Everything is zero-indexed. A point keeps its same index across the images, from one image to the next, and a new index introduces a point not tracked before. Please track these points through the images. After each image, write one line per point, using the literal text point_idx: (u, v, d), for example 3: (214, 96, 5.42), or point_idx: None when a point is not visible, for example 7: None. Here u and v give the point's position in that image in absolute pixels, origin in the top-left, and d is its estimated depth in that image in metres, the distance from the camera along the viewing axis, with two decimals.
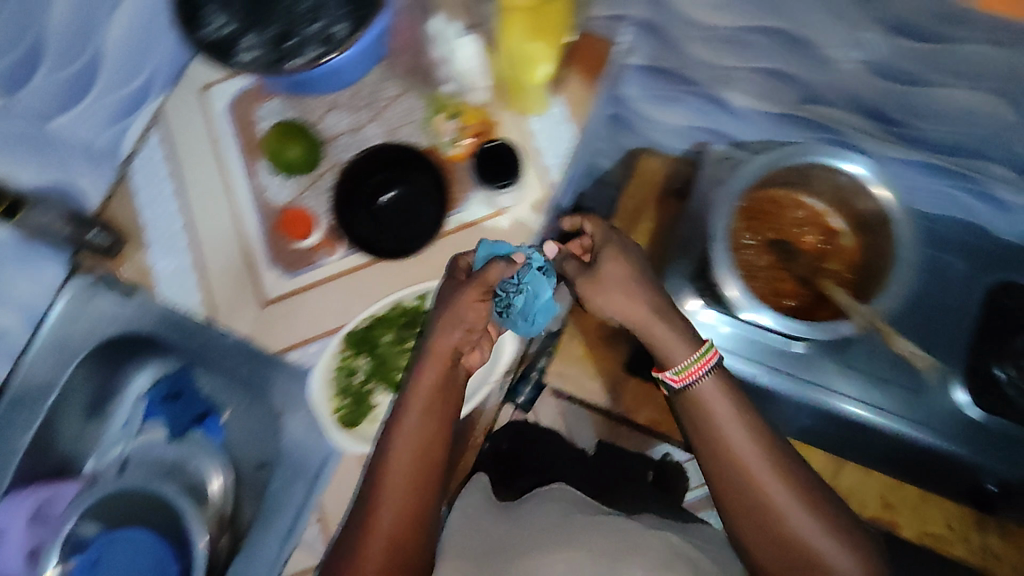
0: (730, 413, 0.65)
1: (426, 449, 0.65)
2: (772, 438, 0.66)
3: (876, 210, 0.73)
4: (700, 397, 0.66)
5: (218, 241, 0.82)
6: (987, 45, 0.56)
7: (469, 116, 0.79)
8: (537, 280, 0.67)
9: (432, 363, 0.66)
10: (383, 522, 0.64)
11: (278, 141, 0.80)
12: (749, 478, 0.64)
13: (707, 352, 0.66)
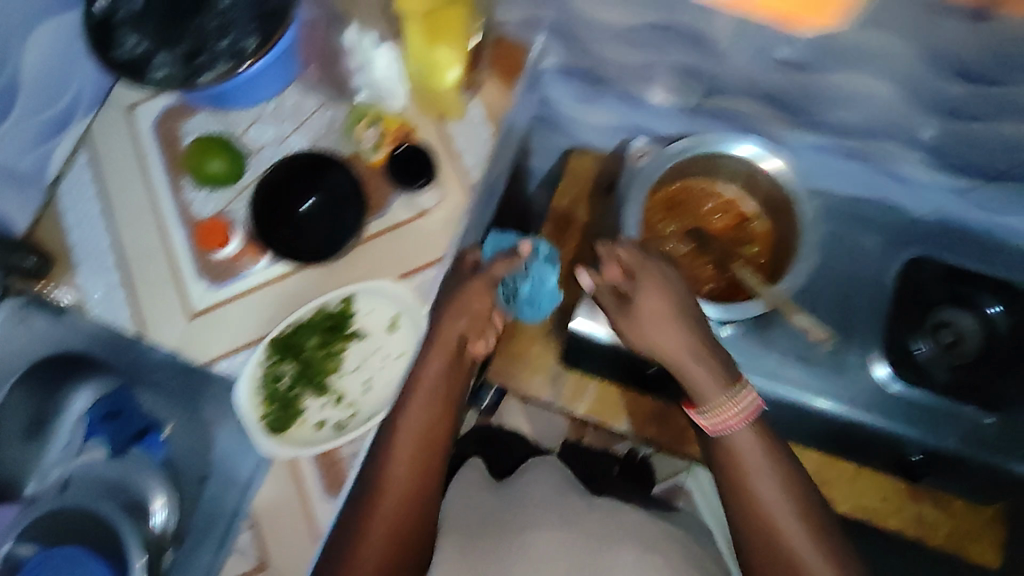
0: (762, 463, 0.66)
1: (429, 432, 0.69)
2: (797, 480, 0.67)
3: (782, 190, 0.78)
4: (734, 441, 0.67)
5: (144, 257, 0.83)
6: (852, 26, 0.60)
7: (389, 123, 0.80)
8: (539, 270, 0.81)
9: (439, 344, 0.70)
10: (387, 503, 0.67)
11: (200, 155, 0.81)
12: (755, 496, 0.66)
13: (743, 408, 0.67)
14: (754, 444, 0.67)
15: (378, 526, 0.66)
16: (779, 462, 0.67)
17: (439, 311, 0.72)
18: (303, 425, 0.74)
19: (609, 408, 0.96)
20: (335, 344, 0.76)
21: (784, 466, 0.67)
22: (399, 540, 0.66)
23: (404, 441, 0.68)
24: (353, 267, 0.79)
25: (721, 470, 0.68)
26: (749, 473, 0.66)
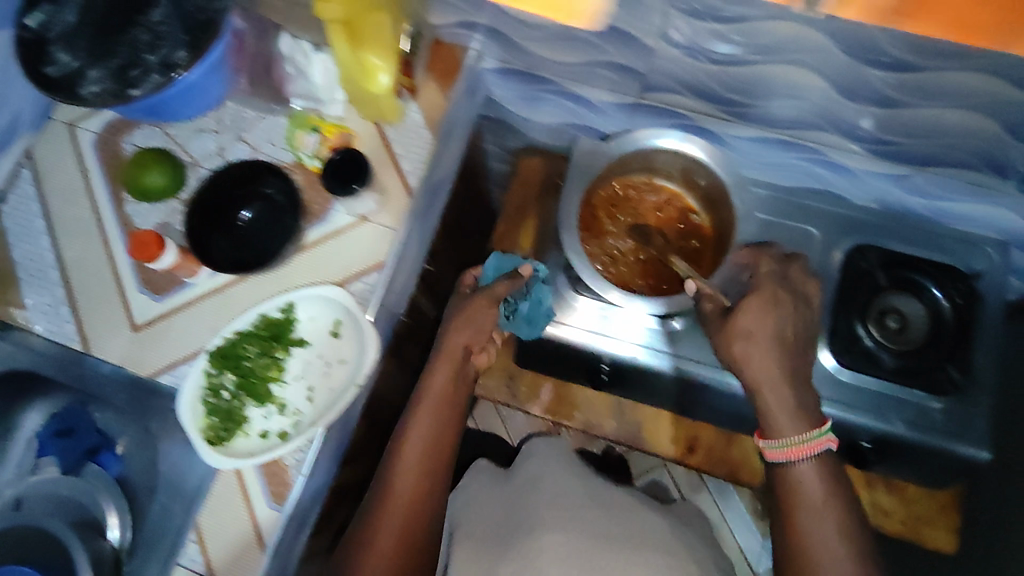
0: (819, 503, 0.68)
1: (435, 438, 0.77)
2: (845, 508, 0.68)
3: (718, 184, 0.79)
4: (797, 474, 0.69)
5: (86, 272, 0.81)
6: (774, 18, 0.59)
7: (328, 129, 0.80)
8: (540, 289, 0.85)
9: (444, 360, 0.81)
10: (398, 501, 0.73)
11: (136, 168, 0.79)
12: (798, 524, 0.68)
13: (816, 438, 0.69)
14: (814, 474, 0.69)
15: (390, 522, 0.72)
16: (834, 488, 0.69)
17: (445, 323, 0.83)
18: (247, 435, 0.74)
19: (564, 406, 0.96)
20: (277, 353, 0.76)
21: (836, 492, 0.69)
22: (409, 536, 0.72)
23: (414, 445, 0.76)
24: (295, 274, 0.78)
25: (776, 496, 0.71)
26: (806, 506, 0.68)
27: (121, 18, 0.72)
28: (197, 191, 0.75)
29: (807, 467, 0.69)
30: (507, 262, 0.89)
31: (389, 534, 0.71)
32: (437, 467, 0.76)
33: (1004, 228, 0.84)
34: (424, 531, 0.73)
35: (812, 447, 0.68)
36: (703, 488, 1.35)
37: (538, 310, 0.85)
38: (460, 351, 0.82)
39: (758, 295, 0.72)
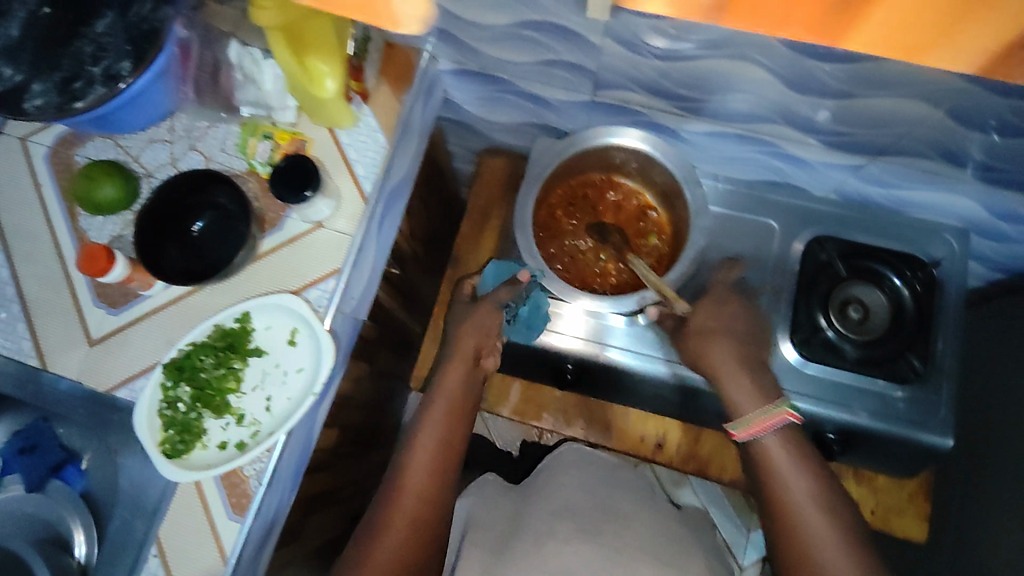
0: (791, 470, 0.70)
1: (448, 441, 0.76)
2: (826, 481, 0.70)
3: (670, 178, 0.79)
4: (765, 447, 0.71)
5: (41, 287, 0.80)
6: None
7: (281, 136, 0.81)
8: (540, 293, 0.80)
9: (458, 361, 0.80)
10: (409, 505, 0.71)
11: (87, 181, 0.78)
12: (794, 513, 0.68)
13: (769, 419, 0.70)
14: (789, 457, 0.70)
15: (399, 526, 0.70)
16: (813, 470, 0.70)
17: (457, 323, 0.83)
18: (205, 447, 0.74)
19: (533, 407, 0.96)
20: (234, 363, 0.75)
21: (818, 476, 0.70)
22: (416, 542, 0.70)
23: (425, 447, 0.74)
24: (250, 283, 0.78)
25: (761, 488, 0.72)
26: (779, 476, 0.70)
27: (64, 30, 0.67)
28: (148, 201, 0.74)
29: (772, 440, 0.71)
30: (505, 268, 0.87)
31: (397, 538, 0.69)
32: (450, 473, 0.74)
33: (963, 216, 0.84)
34: (432, 538, 0.71)
35: (773, 421, 0.70)
36: (684, 482, 1.35)
37: (535, 314, 0.81)
38: (471, 353, 0.81)
39: (713, 298, 0.78)
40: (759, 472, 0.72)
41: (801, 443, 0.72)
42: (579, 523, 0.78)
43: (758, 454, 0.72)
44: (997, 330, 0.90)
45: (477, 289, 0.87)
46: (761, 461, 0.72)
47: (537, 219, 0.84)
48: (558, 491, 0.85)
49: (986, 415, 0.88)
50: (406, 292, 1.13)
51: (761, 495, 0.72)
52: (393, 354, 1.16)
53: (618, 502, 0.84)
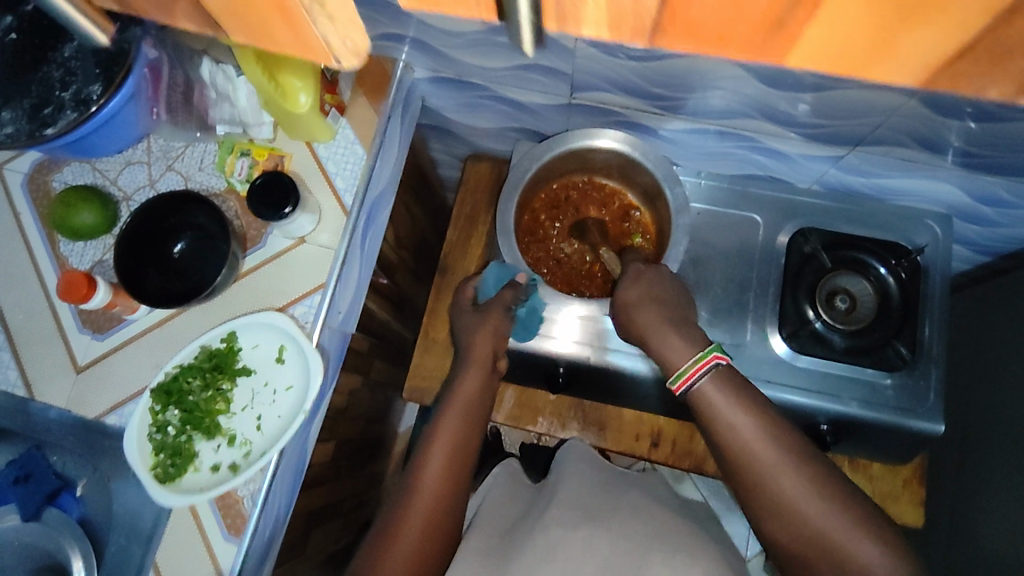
0: (734, 411, 0.65)
1: (462, 442, 0.73)
2: (777, 424, 0.64)
3: (652, 177, 0.78)
4: (704, 394, 0.66)
5: (25, 316, 0.79)
6: None
7: (258, 152, 0.80)
8: (538, 296, 0.80)
9: (474, 365, 0.78)
10: (420, 514, 0.67)
11: (65, 207, 0.76)
12: (782, 492, 0.61)
13: (706, 356, 0.67)
14: (755, 429, 0.63)
15: (404, 538, 0.66)
16: (782, 439, 0.63)
17: (468, 329, 0.82)
18: (198, 470, 0.73)
19: (528, 412, 0.96)
20: (222, 384, 0.75)
21: (789, 444, 0.63)
22: (424, 554, 0.66)
23: (438, 455, 0.71)
24: (234, 303, 0.77)
25: (737, 470, 0.64)
26: (725, 422, 0.64)
27: (32, 55, 0.67)
28: (128, 222, 0.72)
29: (709, 385, 0.66)
30: (508, 271, 0.83)
31: (408, 550, 0.65)
32: (461, 478, 0.71)
33: (946, 202, 0.84)
34: (434, 548, 0.67)
35: (700, 368, 0.67)
36: (685, 477, 1.36)
37: (532, 316, 0.81)
38: (488, 356, 0.79)
39: (650, 270, 0.74)
40: (727, 454, 0.65)
41: (760, 409, 0.65)
42: (581, 514, 0.74)
43: (723, 434, 0.65)
44: (984, 314, 0.91)
45: (483, 294, 0.85)
46: (726, 440, 0.64)
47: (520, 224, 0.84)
48: (570, 485, 0.81)
49: (977, 399, 0.88)
50: (397, 301, 1.13)
51: (737, 480, 0.64)
52: (387, 363, 1.15)
53: (621, 497, 0.80)
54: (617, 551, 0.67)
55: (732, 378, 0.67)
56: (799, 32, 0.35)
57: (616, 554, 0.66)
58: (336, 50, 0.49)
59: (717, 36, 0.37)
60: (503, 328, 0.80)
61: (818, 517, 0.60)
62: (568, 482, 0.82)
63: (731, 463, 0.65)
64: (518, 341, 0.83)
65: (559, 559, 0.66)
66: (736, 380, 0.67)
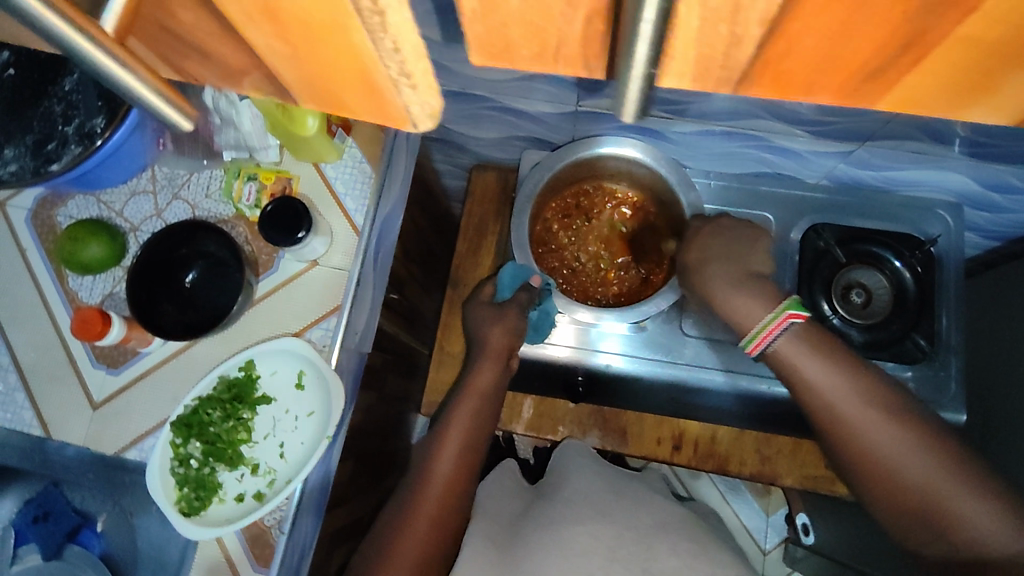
0: (813, 365, 0.60)
1: (473, 438, 0.72)
2: (867, 380, 0.59)
3: (661, 182, 0.79)
4: (780, 352, 0.62)
5: (38, 353, 0.78)
6: None
7: (266, 177, 0.80)
8: (551, 301, 0.79)
9: (489, 359, 0.76)
10: (427, 510, 0.65)
11: (72, 242, 0.75)
12: (871, 448, 0.57)
13: (774, 319, 0.62)
14: (841, 384, 0.59)
15: (412, 536, 0.64)
16: (871, 394, 0.58)
17: (483, 324, 0.79)
18: (222, 501, 0.73)
19: (548, 421, 0.95)
20: (242, 414, 0.74)
21: (879, 398, 0.58)
22: (432, 549, 0.64)
23: (449, 452, 0.69)
24: (250, 330, 0.77)
25: (824, 427, 0.60)
26: (804, 378, 0.60)
27: (32, 90, 0.66)
28: (139, 253, 0.71)
29: (786, 346, 0.61)
30: (527, 270, 0.79)
31: (415, 546, 0.63)
32: (470, 477, 0.70)
33: (956, 191, 0.84)
34: (441, 543, 0.65)
35: (776, 328, 0.61)
36: (701, 473, 1.36)
37: (544, 319, 0.80)
38: (504, 349, 0.77)
39: (711, 225, 0.72)
40: (811, 411, 0.61)
41: (846, 362, 0.60)
42: (591, 511, 0.70)
43: (804, 388, 0.61)
44: (996, 299, 0.91)
45: (497, 294, 0.82)
46: (810, 398, 0.60)
47: (536, 232, 0.84)
48: (578, 482, 0.77)
49: (993, 384, 0.89)
50: (407, 314, 1.13)
51: (825, 435, 0.61)
52: (399, 377, 1.15)
53: (630, 495, 0.76)
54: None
55: (812, 333, 0.61)
56: (904, 74, 0.24)
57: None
58: (409, 105, 0.28)
59: (804, 83, 0.25)
60: (519, 327, 0.78)
61: (912, 470, 0.56)
62: (577, 474, 0.79)
63: (817, 419, 0.61)
64: (533, 345, 0.83)
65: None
66: (814, 333, 0.62)
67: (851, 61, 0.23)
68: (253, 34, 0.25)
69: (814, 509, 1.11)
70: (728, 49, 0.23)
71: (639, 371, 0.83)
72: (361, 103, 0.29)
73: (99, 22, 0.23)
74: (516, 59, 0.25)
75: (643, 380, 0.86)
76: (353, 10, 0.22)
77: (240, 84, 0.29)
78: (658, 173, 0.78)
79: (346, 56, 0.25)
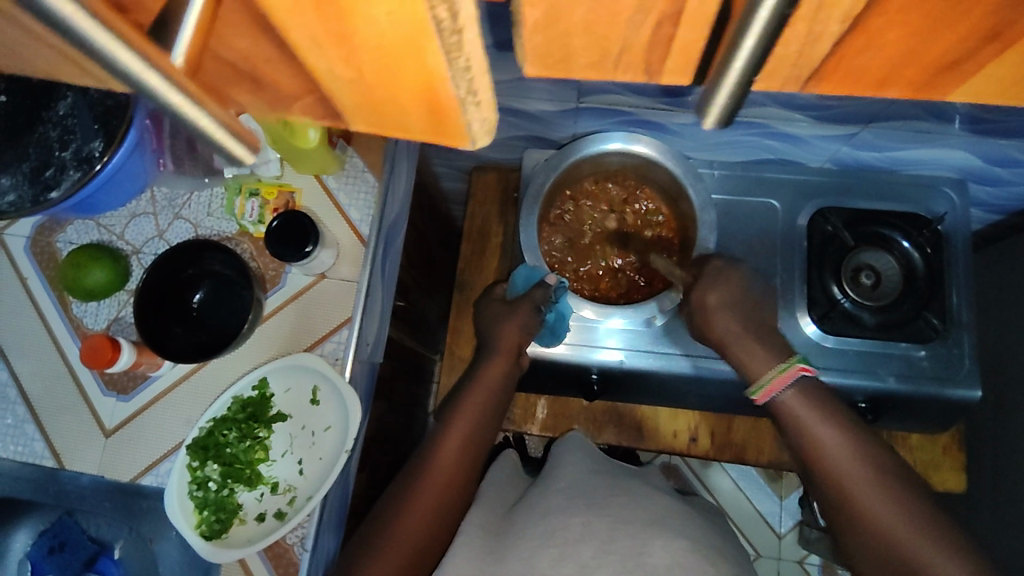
0: (816, 418, 0.64)
1: (476, 434, 0.69)
2: (867, 440, 0.62)
3: (668, 176, 0.79)
4: (783, 401, 0.66)
5: (45, 383, 0.77)
6: None
7: (268, 193, 0.79)
8: (567, 300, 0.77)
9: (500, 357, 0.75)
10: (429, 494, 0.64)
11: (74, 268, 0.74)
12: (868, 505, 0.58)
13: (788, 368, 0.67)
14: (844, 441, 0.62)
15: (414, 524, 0.62)
16: (872, 457, 0.61)
17: (496, 321, 0.78)
18: (243, 521, 0.72)
19: (563, 420, 0.95)
20: (258, 433, 0.73)
21: (877, 459, 0.61)
22: (433, 536, 0.63)
23: (451, 442, 0.68)
24: (262, 347, 0.76)
25: (822, 483, 0.62)
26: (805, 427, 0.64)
27: (26, 116, 0.66)
28: (145, 277, 0.70)
29: (791, 397, 0.66)
30: (540, 270, 0.78)
31: (415, 529, 0.62)
32: (472, 469, 0.68)
33: (958, 166, 0.85)
34: (441, 530, 0.64)
35: (783, 380, 0.66)
36: (712, 461, 1.36)
37: (561, 320, 0.79)
38: (516, 344, 0.76)
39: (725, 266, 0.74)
40: (808, 465, 0.63)
41: (848, 423, 0.63)
42: (582, 498, 0.66)
43: (803, 440, 0.64)
44: (1003, 272, 0.91)
45: (512, 291, 0.80)
46: (811, 450, 0.63)
47: (549, 227, 0.84)
48: (572, 468, 0.75)
49: (1005, 356, 0.89)
50: (413, 320, 1.12)
51: (822, 491, 0.62)
52: (407, 385, 1.14)
53: (633, 481, 0.74)
54: (619, 535, 0.59)
55: (816, 390, 0.66)
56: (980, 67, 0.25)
57: (618, 539, 0.58)
58: (469, 122, 0.27)
59: (876, 79, 0.26)
60: (531, 324, 0.76)
61: (904, 532, 0.56)
62: (569, 463, 0.76)
63: (816, 474, 0.63)
64: (548, 346, 0.81)
65: (556, 542, 0.59)
66: (820, 392, 0.66)
67: (929, 52, 0.24)
68: (319, 63, 0.25)
69: None
70: (805, 46, 0.23)
71: (649, 366, 0.82)
72: (421, 125, 0.28)
73: (169, 55, 0.24)
74: (570, 70, 0.27)
75: (651, 375, 0.84)
76: (429, 22, 0.22)
77: (292, 115, 0.29)
78: (663, 167, 0.78)
79: (412, 74, 0.24)
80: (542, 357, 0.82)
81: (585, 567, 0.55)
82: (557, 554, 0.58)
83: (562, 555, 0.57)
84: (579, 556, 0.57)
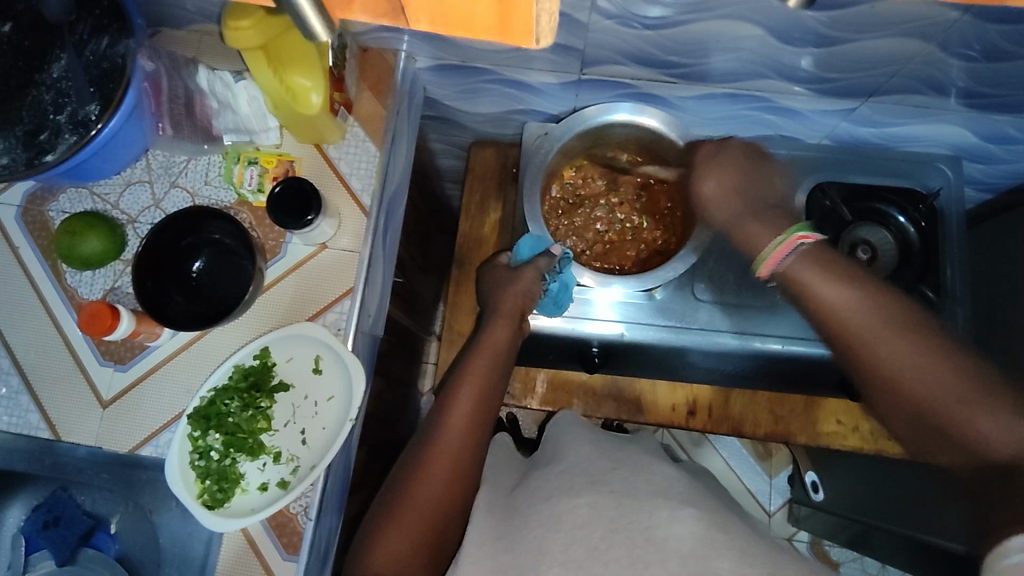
0: (824, 278, 0.57)
1: (485, 400, 0.68)
2: (886, 300, 0.55)
3: (671, 148, 0.79)
4: (791, 268, 0.60)
5: (40, 355, 0.75)
6: None
7: (268, 162, 0.78)
8: (570, 272, 0.78)
9: (503, 321, 0.74)
10: (439, 466, 0.64)
11: (68, 235, 0.73)
12: (898, 368, 0.53)
13: (787, 239, 0.61)
14: (858, 302, 0.55)
15: (424, 494, 0.62)
16: (889, 313, 0.54)
17: (498, 288, 0.78)
18: (246, 491, 0.71)
19: (563, 395, 0.95)
20: (260, 403, 0.73)
21: (886, 309, 0.55)
22: (445, 504, 0.63)
23: (460, 410, 0.67)
24: (264, 317, 0.75)
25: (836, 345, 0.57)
26: (810, 288, 0.58)
27: (18, 78, 0.64)
28: (144, 243, 0.69)
29: (794, 262, 0.60)
30: (545, 240, 0.78)
31: (424, 498, 0.62)
32: (480, 441, 0.67)
33: (952, 143, 0.86)
34: (448, 502, 0.63)
35: (785, 249, 0.61)
36: (704, 441, 1.37)
37: (563, 291, 0.78)
38: (518, 310, 0.75)
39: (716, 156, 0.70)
40: (821, 327, 0.58)
41: (858, 280, 0.57)
42: (585, 477, 0.64)
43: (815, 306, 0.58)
44: (994, 248, 0.93)
45: (516, 258, 0.80)
46: (819, 314, 0.57)
47: (552, 193, 0.85)
48: (573, 445, 0.74)
49: (996, 328, 0.91)
50: (407, 297, 1.11)
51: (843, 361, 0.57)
52: (402, 363, 1.13)
53: (632, 451, 0.74)
54: (623, 512, 0.57)
55: (819, 251, 0.59)
56: None
57: (624, 515, 0.57)
58: (538, 15, 0.31)
59: None
60: (533, 290, 0.76)
61: (940, 394, 0.51)
62: (570, 442, 0.75)
63: (831, 345, 0.57)
64: (547, 317, 0.81)
65: (565, 526, 0.57)
66: (829, 256, 0.59)
67: None
68: None
69: (823, 465, 1.12)
70: None
71: (646, 339, 0.82)
72: (487, 15, 0.31)
73: None
74: None
75: (652, 346, 0.84)
76: None
77: (354, 9, 0.32)
78: (667, 139, 0.78)
79: None
80: (545, 328, 0.83)
81: (595, 550, 0.54)
82: (567, 538, 0.56)
83: (572, 543, 0.55)
84: (589, 537, 0.55)
